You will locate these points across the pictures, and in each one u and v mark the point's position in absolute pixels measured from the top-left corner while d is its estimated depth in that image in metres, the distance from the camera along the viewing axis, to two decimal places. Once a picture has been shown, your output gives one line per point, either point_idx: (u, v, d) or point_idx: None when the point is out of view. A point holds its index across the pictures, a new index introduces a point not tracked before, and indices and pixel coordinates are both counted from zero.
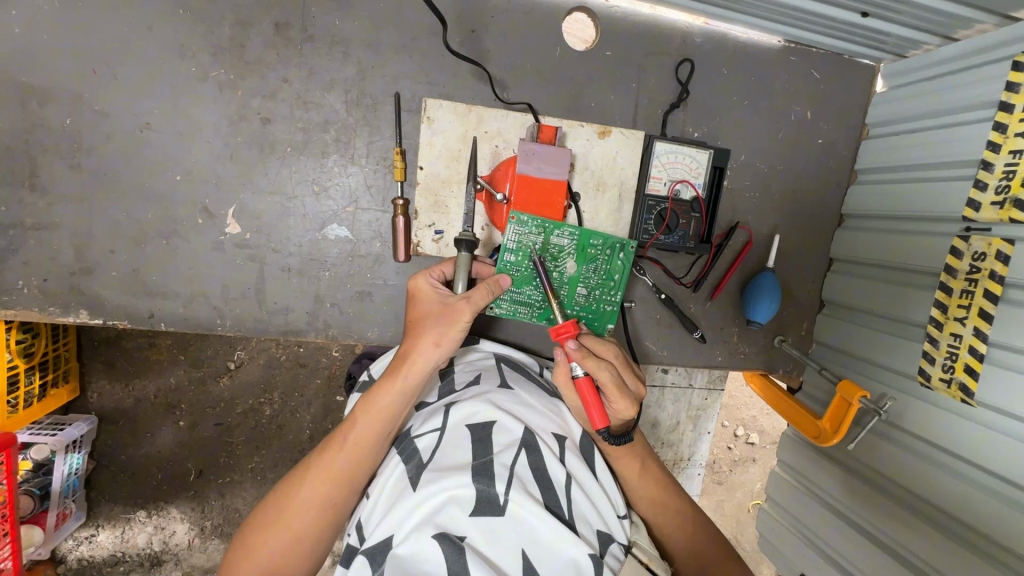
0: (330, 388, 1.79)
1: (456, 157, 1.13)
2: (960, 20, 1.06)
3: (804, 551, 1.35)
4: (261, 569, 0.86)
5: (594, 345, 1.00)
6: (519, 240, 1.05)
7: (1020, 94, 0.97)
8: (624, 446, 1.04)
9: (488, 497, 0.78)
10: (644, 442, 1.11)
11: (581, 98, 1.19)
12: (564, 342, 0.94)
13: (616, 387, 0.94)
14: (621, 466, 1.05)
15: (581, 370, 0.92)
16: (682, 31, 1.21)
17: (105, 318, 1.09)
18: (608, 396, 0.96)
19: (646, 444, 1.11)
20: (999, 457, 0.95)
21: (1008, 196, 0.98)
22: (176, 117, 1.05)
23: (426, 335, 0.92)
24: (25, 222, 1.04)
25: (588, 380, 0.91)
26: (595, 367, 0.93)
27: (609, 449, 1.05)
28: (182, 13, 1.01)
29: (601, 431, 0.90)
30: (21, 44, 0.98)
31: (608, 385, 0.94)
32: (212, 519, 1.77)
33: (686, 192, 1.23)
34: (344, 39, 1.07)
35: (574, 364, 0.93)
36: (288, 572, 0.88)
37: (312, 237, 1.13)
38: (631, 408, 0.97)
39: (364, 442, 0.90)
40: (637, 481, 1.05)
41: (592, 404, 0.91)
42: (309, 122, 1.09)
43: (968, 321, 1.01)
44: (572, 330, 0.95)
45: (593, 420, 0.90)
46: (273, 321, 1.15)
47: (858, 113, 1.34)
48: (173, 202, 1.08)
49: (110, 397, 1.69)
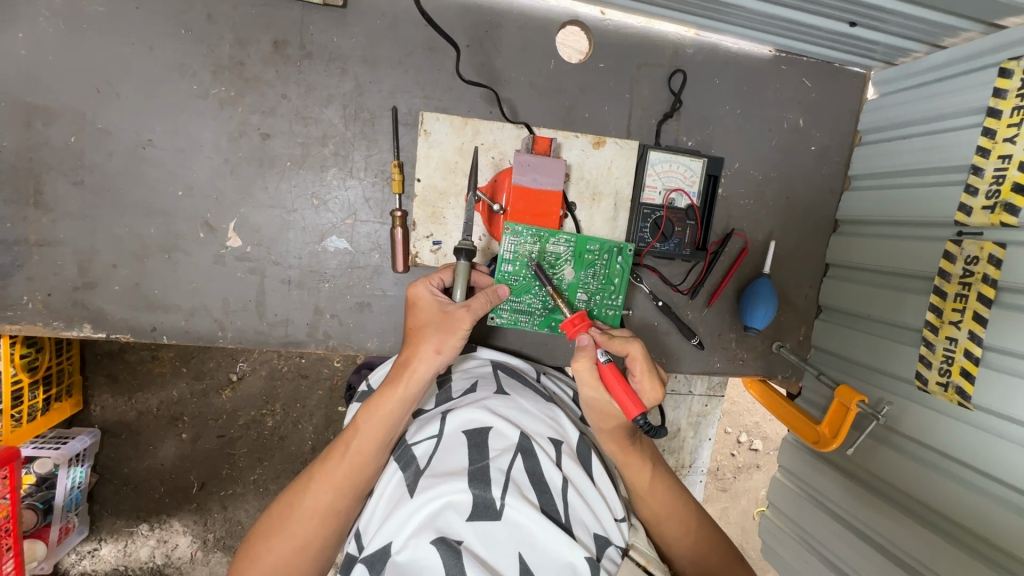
0: (332, 399, 1.80)
1: (453, 169, 1.15)
2: (948, 28, 1.07)
3: (805, 557, 1.34)
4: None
5: (611, 330, 1.02)
6: (515, 250, 1.07)
7: (1007, 100, 0.99)
8: (629, 451, 1.01)
9: (485, 502, 0.78)
10: (649, 440, 1.08)
11: (575, 110, 1.21)
12: (583, 335, 0.95)
13: (644, 365, 0.96)
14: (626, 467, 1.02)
15: (606, 356, 0.93)
16: (674, 42, 1.23)
17: (108, 332, 1.11)
18: (633, 376, 0.97)
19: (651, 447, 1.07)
20: (990, 456, 0.97)
21: (998, 200, 0.99)
22: (178, 134, 1.07)
23: (426, 342, 0.94)
24: (29, 239, 1.05)
25: (613, 365, 0.92)
26: (621, 346, 0.96)
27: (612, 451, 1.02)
28: (183, 33, 1.04)
29: (638, 416, 0.89)
30: (24, 64, 1.00)
31: (637, 361, 0.96)
32: (214, 532, 1.77)
33: (680, 201, 1.25)
34: (340, 56, 1.09)
35: (600, 351, 0.94)
36: None
37: (311, 250, 1.15)
38: (657, 389, 0.98)
39: (366, 450, 0.91)
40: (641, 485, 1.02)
41: (622, 391, 0.90)
42: (308, 136, 1.10)
43: (962, 325, 1.02)
44: (586, 320, 0.96)
45: (629, 407, 0.89)
46: (274, 333, 1.16)
47: (850, 120, 1.35)
48: (175, 217, 1.09)
49: (113, 410, 1.69)
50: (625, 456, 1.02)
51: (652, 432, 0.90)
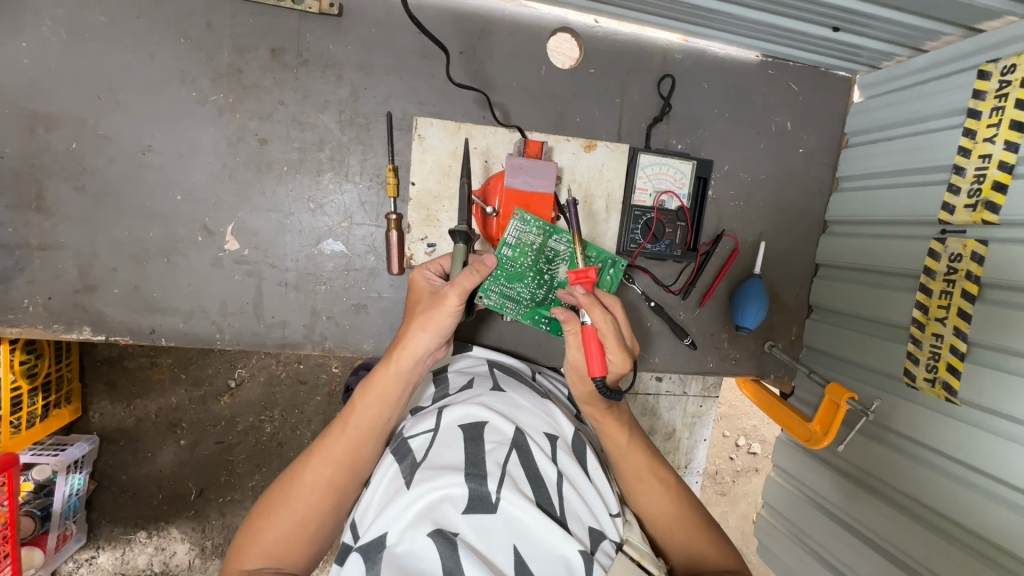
0: (330, 405, 1.81)
1: (447, 173, 1.18)
2: (928, 33, 1.10)
3: (801, 556, 1.35)
4: (266, 553, 0.87)
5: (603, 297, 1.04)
6: (518, 236, 1.08)
7: (986, 101, 1.01)
8: (619, 432, 1.04)
9: (480, 495, 0.79)
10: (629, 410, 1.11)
11: (566, 115, 1.23)
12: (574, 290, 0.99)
13: (615, 340, 0.97)
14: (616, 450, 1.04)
15: (589, 318, 0.97)
16: (663, 48, 1.26)
17: (107, 335, 1.12)
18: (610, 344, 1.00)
19: (644, 438, 1.09)
20: (979, 451, 0.98)
21: (979, 199, 1.01)
22: (177, 139, 1.09)
23: (416, 322, 0.96)
24: (31, 243, 1.07)
25: (593, 328, 0.96)
26: (600, 317, 0.96)
27: (603, 433, 1.05)
28: (182, 41, 1.06)
29: (598, 378, 0.95)
30: (28, 72, 1.02)
31: (609, 334, 0.97)
32: (213, 539, 1.77)
33: (671, 203, 1.27)
34: (336, 63, 1.12)
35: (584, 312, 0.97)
36: (291, 556, 0.88)
37: (308, 253, 1.17)
38: (626, 363, 1.00)
39: (363, 428, 0.93)
40: (633, 470, 1.04)
41: (592, 353, 0.96)
42: (304, 141, 1.13)
43: (948, 321, 1.04)
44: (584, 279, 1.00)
45: (593, 367, 0.95)
46: (271, 335, 1.18)
47: (837, 122, 1.38)
48: (175, 221, 1.11)
49: (111, 416, 1.70)
50: (604, 416, 1.05)
51: (608, 397, 0.96)
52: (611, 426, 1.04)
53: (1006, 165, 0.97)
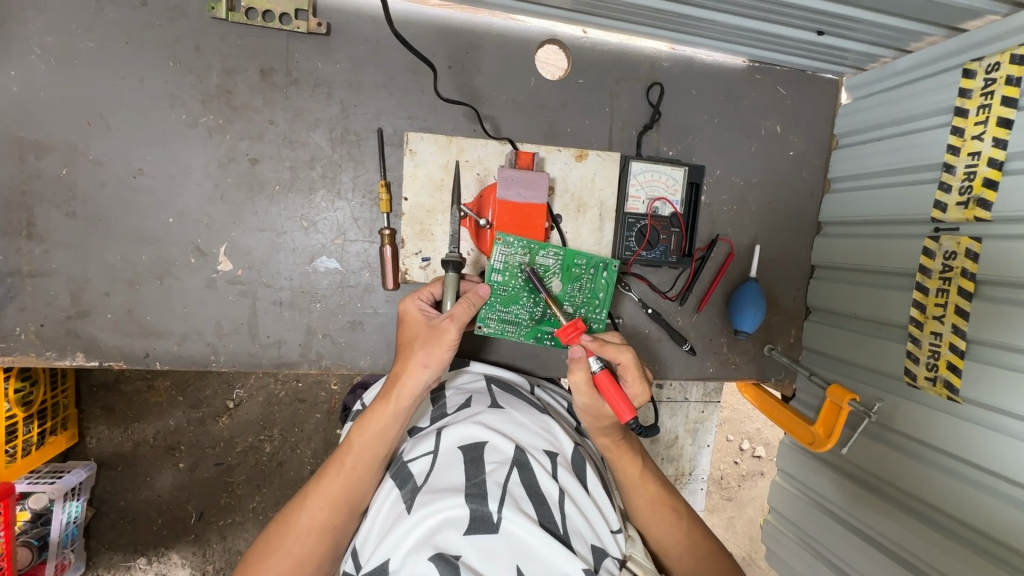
0: (330, 422, 1.80)
1: (439, 187, 1.17)
2: (912, 34, 1.11)
3: (809, 561, 1.33)
4: None
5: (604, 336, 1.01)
6: (505, 260, 1.08)
7: (972, 99, 1.02)
8: (629, 456, 1.03)
9: (482, 515, 0.78)
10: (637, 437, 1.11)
11: (557, 125, 1.24)
12: (577, 341, 0.94)
13: (635, 370, 0.96)
14: (623, 472, 1.04)
15: (599, 362, 0.93)
16: (650, 57, 1.27)
17: (101, 359, 1.11)
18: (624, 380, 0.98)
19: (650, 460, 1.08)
20: (981, 448, 0.97)
21: (971, 196, 1.01)
22: (169, 162, 1.09)
23: (415, 357, 0.94)
24: (22, 270, 1.06)
25: (606, 371, 0.92)
26: (613, 353, 0.95)
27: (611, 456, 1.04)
28: (171, 64, 1.07)
29: (630, 420, 0.89)
30: (17, 99, 1.02)
31: (627, 366, 0.96)
32: (214, 563, 1.74)
33: (665, 209, 1.28)
34: (326, 81, 1.12)
35: (593, 357, 0.94)
36: None
37: (302, 271, 1.16)
38: (646, 390, 0.99)
39: (361, 466, 0.92)
40: (640, 491, 1.03)
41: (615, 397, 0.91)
42: (296, 160, 1.13)
43: (946, 319, 1.04)
44: (579, 328, 0.94)
45: (620, 412, 0.89)
46: (267, 355, 1.17)
47: (826, 124, 1.39)
48: (168, 244, 1.11)
49: (109, 442, 1.68)
50: (619, 448, 1.03)
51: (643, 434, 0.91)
52: (619, 449, 1.03)
53: (996, 162, 0.98)
